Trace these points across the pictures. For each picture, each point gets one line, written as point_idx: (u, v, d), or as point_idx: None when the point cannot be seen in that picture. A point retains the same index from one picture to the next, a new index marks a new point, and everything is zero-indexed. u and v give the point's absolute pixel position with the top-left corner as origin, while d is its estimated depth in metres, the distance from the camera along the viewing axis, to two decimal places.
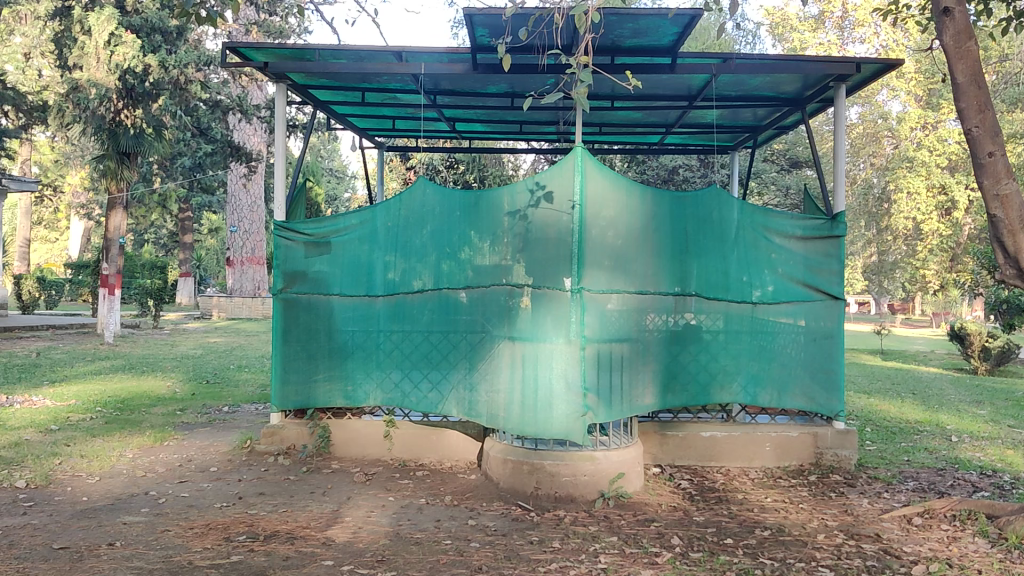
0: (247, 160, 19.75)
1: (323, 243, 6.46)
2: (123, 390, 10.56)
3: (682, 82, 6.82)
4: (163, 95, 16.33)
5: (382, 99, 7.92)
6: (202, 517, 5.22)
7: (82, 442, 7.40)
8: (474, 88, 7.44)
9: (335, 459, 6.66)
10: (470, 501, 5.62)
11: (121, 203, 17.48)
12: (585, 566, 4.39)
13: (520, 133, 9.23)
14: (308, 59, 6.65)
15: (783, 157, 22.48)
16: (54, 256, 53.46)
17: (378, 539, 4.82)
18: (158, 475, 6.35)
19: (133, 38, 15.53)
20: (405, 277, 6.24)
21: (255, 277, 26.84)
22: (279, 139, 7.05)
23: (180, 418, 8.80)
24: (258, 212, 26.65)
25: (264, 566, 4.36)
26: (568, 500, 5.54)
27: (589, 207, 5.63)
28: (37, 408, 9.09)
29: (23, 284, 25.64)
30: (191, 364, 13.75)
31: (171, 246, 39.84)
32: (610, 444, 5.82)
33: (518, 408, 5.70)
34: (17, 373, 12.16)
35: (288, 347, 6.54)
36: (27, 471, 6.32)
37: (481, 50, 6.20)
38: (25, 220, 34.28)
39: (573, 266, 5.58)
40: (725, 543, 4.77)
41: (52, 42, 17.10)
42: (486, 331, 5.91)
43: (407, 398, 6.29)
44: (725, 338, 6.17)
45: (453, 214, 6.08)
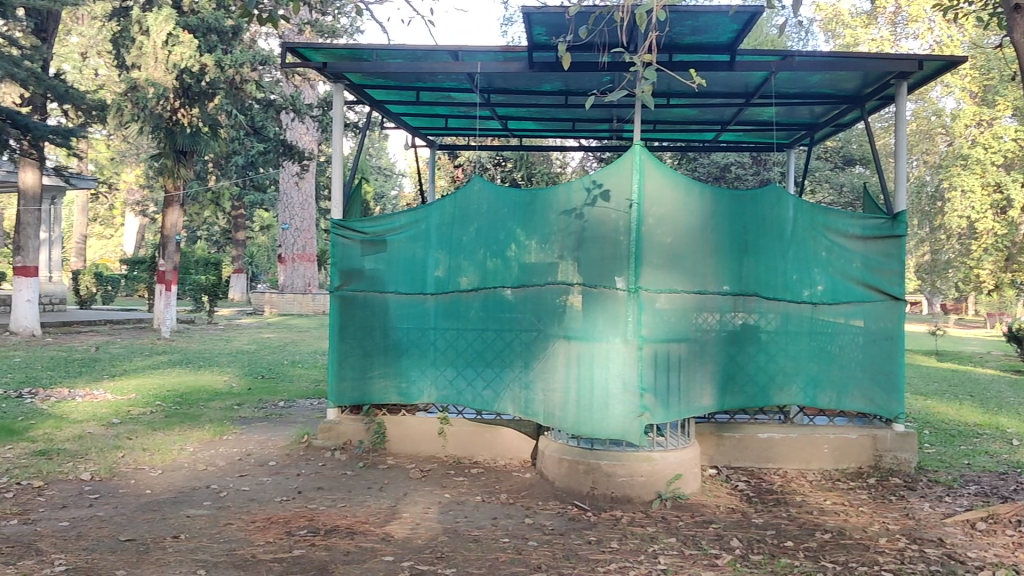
0: (300, 159, 19.97)
1: (379, 241, 6.51)
2: (181, 385, 10.76)
3: (740, 78, 6.76)
4: (219, 94, 16.65)
5: (436, 98, 7.95)
6: (264, 511, 5.29)
7: (144, 435, 7.55)
8: (529, 86, 7.44)
9: (390, 455, 6.70)
10: (525, 500, 5.62)
11: (177, 200, 17.74)
12: (644, 566, 4.39)
13: (573, 131, 9.22)
14: (364, 59, 6.69)
15: (836, 156, 22.36)
16: (110, 253, 54.75)
17: (436, 536, 4.84)
18: (219, 469, 6.46)
19: (190, 38, 15.75)
20: (457, 276, 6.28)
21: (306, 274, 27.23)
22: (336, 138, 7.11)
23: (237, 412, 8.94)
24: (309, 210, 26.88)
25: (326, 561, 4.41)
26: (625, 501, 5.53)
27: (646, 206, 5.60)
28: (100, 402, 9.29)
29: (82, 279, 26.18)
30: (245, 359, 13.96)
31: (223, 242, 40.42)
32: (667, 444, 5.79)
33: (574, 408, 5.71)
34: (78, 367, 12.44)
35: (344, 344, 6.61)
36: (91, 464, 6.46)
37: (538, 49, 6.20)
38: (83, 217, 35.05)
39: (630, 265, 5.57)
40: (785, 546, 4.73)
41: (111, 43, 17.44)
42: (541, 330, 5.92)
43: (461, 396, 6.31)
44: (784, 339, 6.11)
45: (507, 212, 6.09)
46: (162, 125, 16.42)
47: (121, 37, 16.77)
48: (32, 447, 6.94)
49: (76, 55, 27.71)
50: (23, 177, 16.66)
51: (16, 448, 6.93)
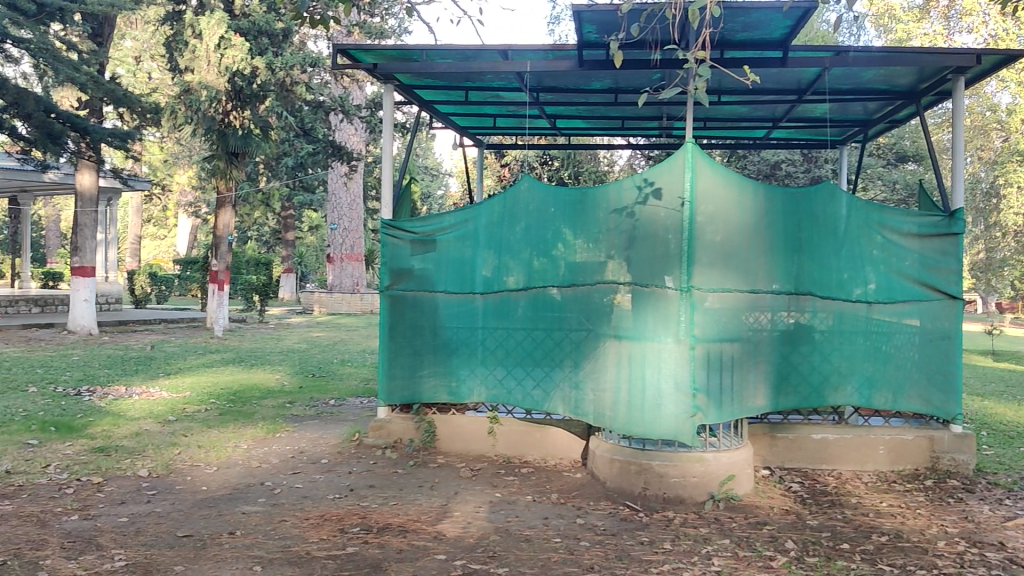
0: (349, 160, 20.14)
1: (429, 241, 6.54)
2: (234, 383, 10.92)
3: (793, 75, 6.68)
4: (270, 96, 16.82)
5: (485, 97, 7.97)
6: (317, 508, 5.34)
7: (199, 432, 7.67)
8: (577, 85, 7.43)
9: (441, 454, 6.73)
10: (576, 500, 5.61)
11: (229, 201, 17.96)
12: (698, 568, 4.35)
13: (622, 129, 9.19)
14: (415, 59, 6.73)
15: (889, 152, 22.06)
16: (164, 254, 55.71)
17: (488, 534, 4.86)
18: (272, 466, 6.53)
19: (242, 41, 15.96)
20: (507, 276, 6.30)
21: (354, 274, 27.45)
22: (386, 138, 7.16)
23: (289, 410, 9.04)
24: (357, 210, 27.22)
25: (379, 559, 4.44)
26: (677, 502, 5.49)
27: (699, 204, 5.55)
28: (155, 399, 9.45)
29: (136, 280, 26.64)
30: (295, 358, 14.12)
31: (273, 242, 40.90)
32: (720, 445, 5.73)
33: (625, 408, 5.68)
34: (134, 365, 12.67)
35: (394, 343, 6.65)
36: (149, 460, 6.58)
37: (588, 47, 6.19)
38: (137, 218, 35.68)
39: (683, 264, 5.52)
40: (842, 548, 4.66)
41: (164, 46, 17.72)
42: (591, 330, 5.90)
43: (511, 395, 6.32)
44: (839, 339, 6.03)
45: (558, 211, 6.08)
46: (215, 127, 16.65)
47: (175, 41, 17.04)
48: (90, 444, 7.08)
49: (131, 59, 28.20)
50: (80, 179, 16.98)
51: (75, 445, 7.07)
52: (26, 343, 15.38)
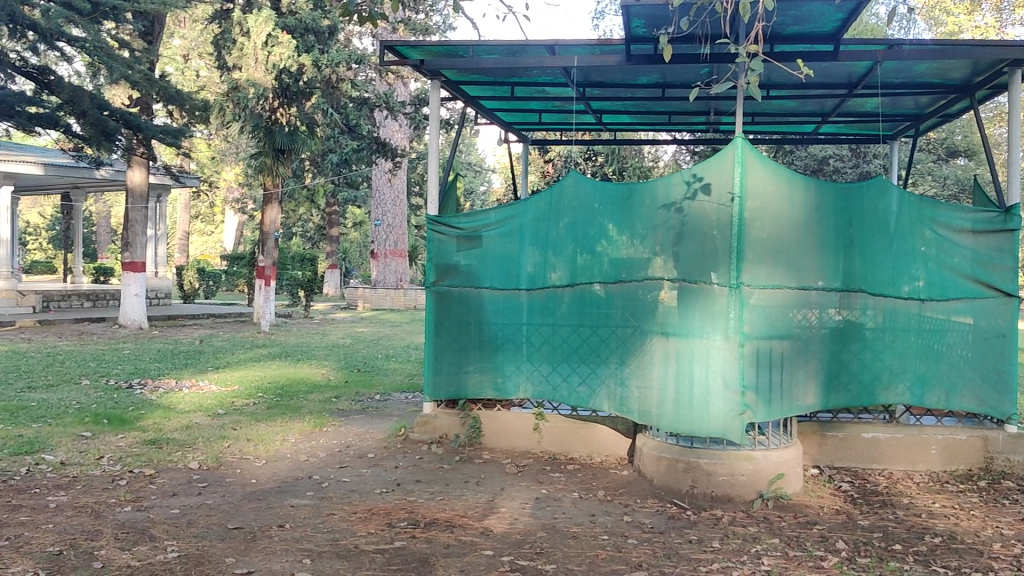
0: (393, 156, 20.24)
1: (474, 237, 6.55)
2: (281, 377, 11.04)
3: (843, 69, 6.60)
4: (316, 93, 16.96)
5: (531, 93, 7.96)
6: (364, 502, 5.39)
7: (248, 426, 7.77)
8: (624, 80, 7.40)
9: (486, 450, 6.74)
10: (623, 497, 5.59)
11: (275, 198, 18.09)
12: (748, 567, 4.31)
13: (668, 124, 9.15)
14: (461, 56, 6.74)
15: (940, 147, 21.73)
16: (210, 250, 56.40)
17: (535, 531, 4.86)
18: (320, 460, 6.59)
19: (289, 39, 16.13)
20: (552, 272, 6.29)
21: (398, 270, 27.57)
22: (432, 134, 7.17)
23: (335, 404, 9.11)
24: (400, 206, 27.44)
25: (426, 553, 4.46)
26: (726, 501, 5.45)
27: (749, 200, 5.49)
28: (204, 393, 9.58)
29: (185, 275, 27.02)
30: (341, 353, 14.21)
31: (318, 239, 41.25)
32: (769, 444, 5.66)
33: (672, 406, 5.65)
34: (184, 359, 12.86)
35: (439, 339, 6.69)
36: (199, 453, 6.67)
37: (636, 41, 6.15)
38: (185, 215, 36.19)
39: (732, 260, 5.46)
40: (894, 549, 4.59)
41: (212, 45, 17.99)
42: (636, 326, 5.87)
43: (557, 391, 6.30)
44: (890, 337, 5.94)
45: (604, 206, 6.04)
46: (262, 124, 16.83)
47: (223, 39, 17.26)
48: (142, 437, 7.20)
49: (179, 58, 28.61)
50: (131, 176, 17.24)
51: (128, 437, 7.19)
52: (79, 336, 15.66)
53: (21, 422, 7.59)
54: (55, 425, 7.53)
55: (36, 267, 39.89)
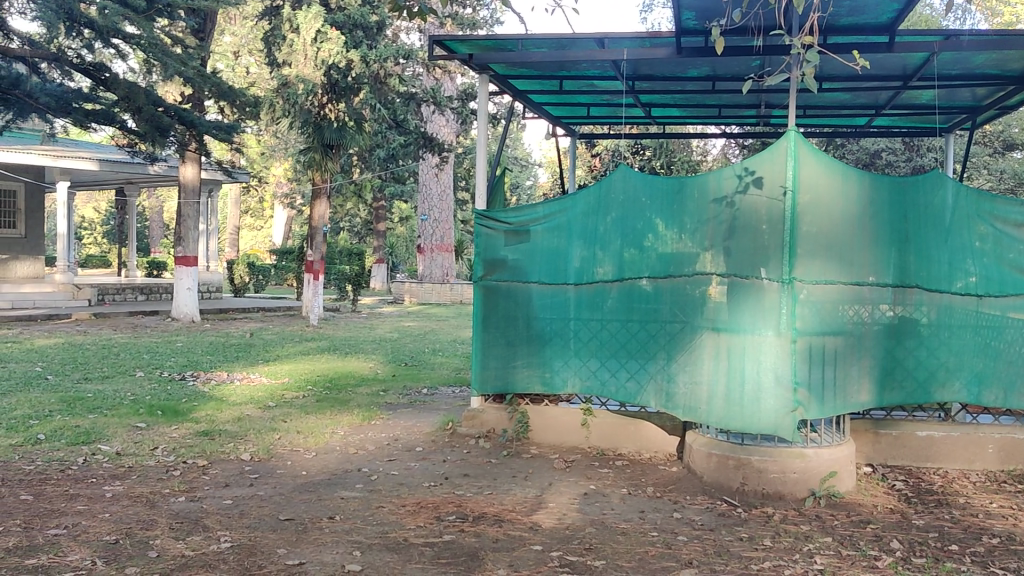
0: (440, 151, 20.29)
1: (523, 231, 6.56)
2: (330, 370, 11.14)
3: (898, 60, 6.49)
4: (364, 89, 17.04)
5: (579, 86, 7.93)
6: (414, 495, 5.41)
7: (298, 418, 7.85)
8: (674, 72, 7.34)
9: (534, 444, 6.74)
10: (673, 494, 5.56)
11: (324, 193, 18.21)
12: (800, 566, 4.26)
13: (718, 117, 9.08)
14: (510, 49, 6.73)
15: (997, 141, 21.29)
16: (258, 243, 57.00)
17: (584, 527, 4.84)
18: (369, 453, 6.64)
19: (338, 35, 16.24)
20: (600, 268, 6.26)
21: (444, 264, 27.69)
22: (481, 129, 7.16)
23: (383, 398, 9.17)
24: (447, 201, 27.52)
25: (476, 548, 4.47)
26: (777, 498, 5.39)
27: (802, 193, 5.41)
28: (255, 385, 9.71)
29: (236, 269, 27.38)
30: (388, 347, 14.30)
31: (365, 233, 41.51)
32: (821, 441, 5.59)
33: (722, 402, 5.60)
34: (235, 352, 13.03)
35: (487, 334, 6.71)
36: (251, 445, 6.76)
37: (687, 34, 6.09)
38: (235, 210, 36.64)
39: (784, 254, 5.40)
40: (950, 550, 4.51)
41: (262, 41, 18.17)
42: (685, 322, 5.81)
43: (605, 387, 6.26)
44: (946, 333, 5.81)
45: (654, 200, 5.99)
46: (311, 119, 16.96)
47: (273, 35, 17.45)
48: (195, 428, 7.31)
49: (230, 54, 28.96)
50: (183, 171, 17.49)
51: (181, 428, 7.31)
52: (133, 329, 15.94)
53: (77, 413, 7.75)
54: (111, 416, 7.67)
55: (91, 261, 40.72)
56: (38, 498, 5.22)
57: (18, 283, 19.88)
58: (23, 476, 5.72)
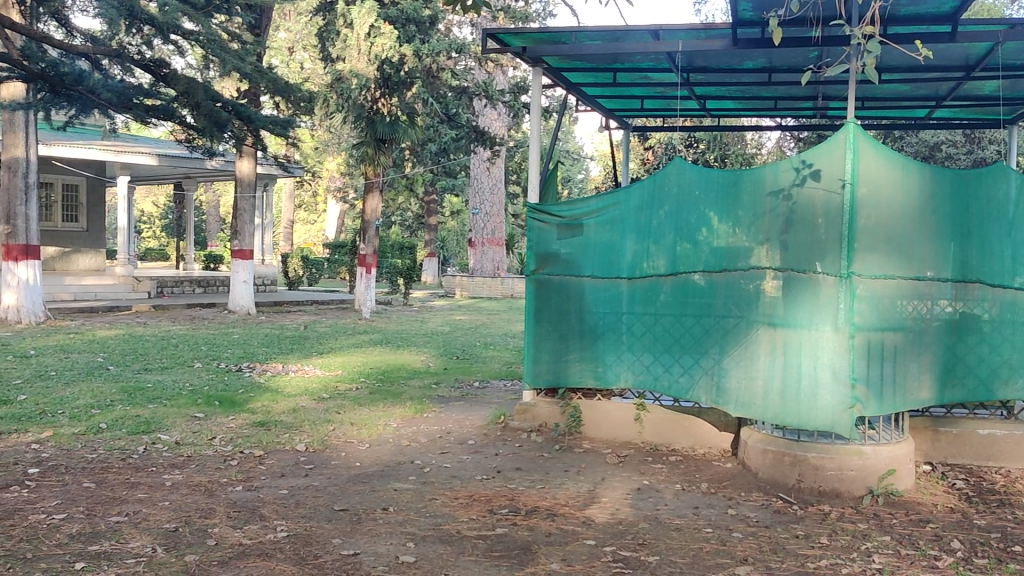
0: (491, 145, 20.30)
1: (576, 225, 6.56)
2: (382, 363, 11.23)
3: (960, 51, 6.36)
4: (417, 83, 17.11)
5: (633, 78, 7.88)
6: (466, 488, 5.44)
7: (352, 410, 7.93)
8: (730, 64, 7.27)
9: (587, 439, 6.73)
10: (727, 490, 5.52)
11: (376, 187, 18.33)
12: (858, 565, 4.19)
13: (773, 109, 8.98)
14: (564, 42, 6.71)
15: None
16: (311, 237, 57.60)
17: (637, 522, 4.83)
18: (422, 445, 6.68)
19: (391, 29, 16.32)
20: (653, 262, 6.23)
21: (495, 258, 27.74)
22: (534, 122, 7.15)
23: (435, 391, 9.22)
24: (498, 195, 27.56)
25: (529, 541, 4.48)
26: (834, 496, 5.32)
27: (862, 186, 5.32)
28: (309, 377, 9.82)
29: (290, 262, 27.70)
30: (439, 340, 14.36)
31: (416, 227, 41.74)
32: (880, 438, 5.50)
33: (777, 398, 5.55)
34: (289, 344, 13.18)
35: (540, 328, 6.72)
36: (306, 435, 6.85)
37: (743, 25, 6.02)
38: (289, 204, 37.05)
39: (842, 248, 5.33)
40: (1013, 551, 4.40)
41: (317, 37, 18.35)
42: (740, 316, 5.76)
43: (658, 381, 6.22)
44: (1009, 330, 5.67)
45: (708, 193, 5.93)
46: (364, 114, 17.09)
47: (327, 30, 17.62)
48: (252, 418, 7.43)
49: (284, 50, 29.29)
50: (240, 166, 17.73)
51: (238, 419, 7.42)
52: (190, 321, 16.21)
53: (138, 403, 7.92)
54: (170, 406, 7.82)
55: (150, 255, 41.49)
56: (100, 486, 5.34)
57: (81, 275, 20.34)
58: (86, 464, 5.85)
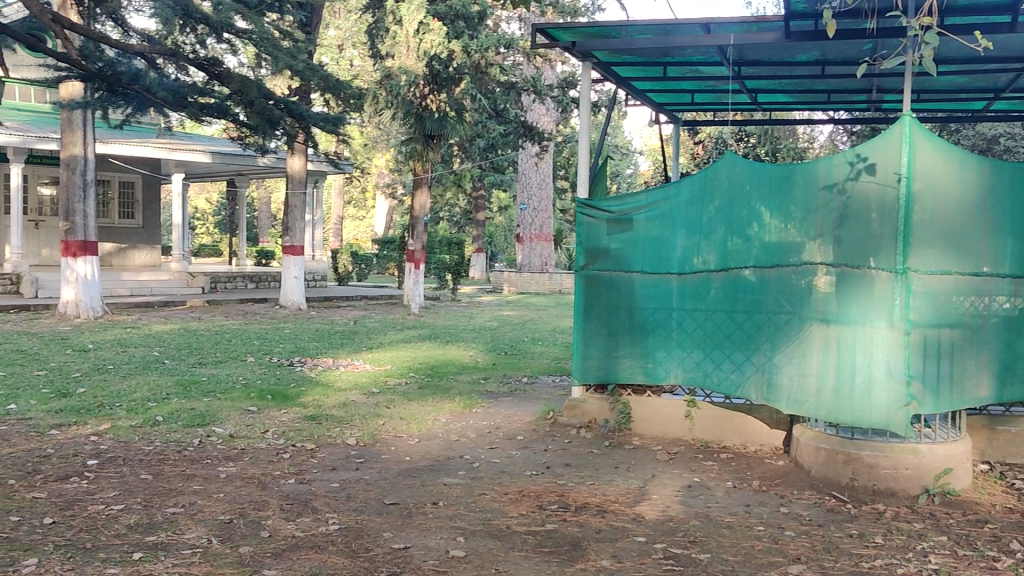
0: (540, 139, 20.29)
1: (625, 220, 6.53)
2: (431, 358, 11.30)
3: (1020, 41, 6.22)
4: (465, 79, 17.14)
5: (684, 72, 7.83)
6: (515, 484, 5.45)
7: (401, 404, 7.98)
8: (782, 57, 7.18)
9: (637, 435, 6.70)
10: (779, 488, 5.46)
11: (425, 183, 18.42)
12: (914, 565, 4.13)
13: (826, 102, 8.85)
14: (614, 36, 6.68)
15: None
16: (360, 233, 58.03)
17: (689, 519, 4.80)
18: (471, 440, 6.71)
19: (440, 26, 16.36)
20: (704, 258, 6.18)
21: (543, 254, 27.74)
22: (583, 117, 7.13)
23: (484, 386, 9.25)
24: (546, 190, 27.55)
25: (579, 537, 4.48)
26: (888, 495, 5.24)
27: (918, 179, 5.21)
28: (359, 372, 9.91)
29: (340, 258, 27.95)
30: (488, 336, 14.40)
31: (464, 223, 41.88)
32: (937, 437, 5.41)
33: (831, 394, 5.48)
34: (340, 339, 13.31)
35: (589, 324, 6.70)
36: (356, 429, 6.91)
37: (796, 18, 5.93)
38: (339, 200, 37.36)
39: (898, 243, 5.23)
40: None
41: (366, 34, 18.48)
42: (792, 312, 5.70)
43: (708, 378, 6.17)
44: None
45: (761, 188, 5.87)
46: (413, 110, 17.17)
47: (377, 28, 17.75)
48: (303, 412, 7.51)
49: (334, 47, 29.53)
50: (291, 163, 17.93)
51: (290, 412, 7.52)
52: (243, 316, 16.43)
53: (193, 396, 8.05)
54: (224, 399, 7.94)
55: (203, 251, 42.14)
56: (157, 478, 5.44)
57: (138, 271, 20.72)
58: (144, 456, 5.97)
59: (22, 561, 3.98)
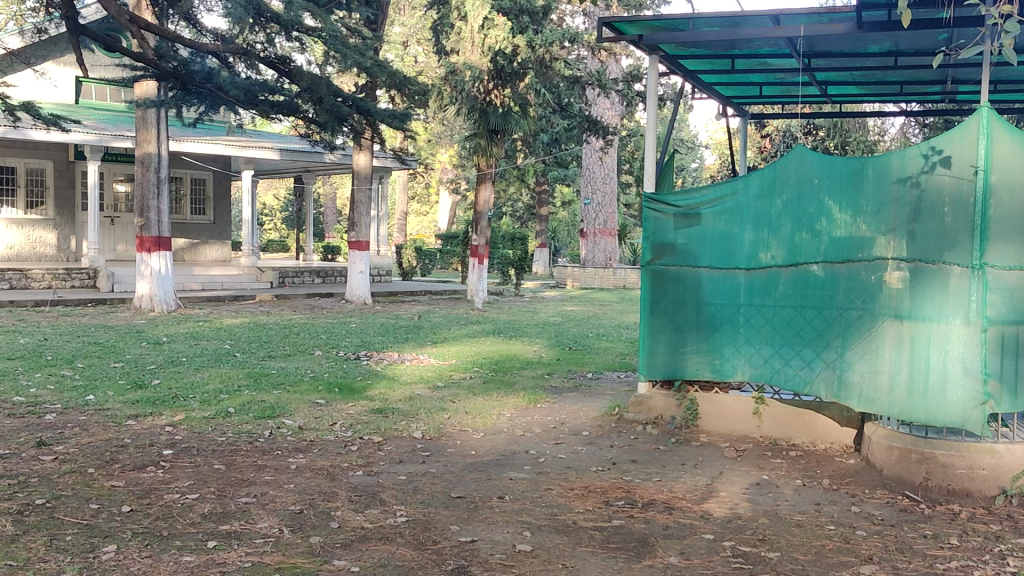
0: (604, 134, 20.18)
1: (693, 214, 6.48)
2: (495, 353, 11.33)
3: None
4: (529, 74, 17.10)
5: (752, 64, 7.72)
6: (581, 479, 5.44)
7: (466, 399, 8.03)
8: (854, 48, 7.04)
9: (704, 432, 6.64)
10: (851, 487, 5.37)
11: (488, 178, 18.50)
12: (990, 567, 4.03)
13: (899, 94, 8.67)
14: (681, 29, 6.60)
15: None
16: (423, 228, 58.44)
17: (758, 517, 4.74)
18: (536, 435, 6.72)
19: (505, 21, 16.40)
20: (773, 252, 6.12)
21: (606, 248, 27.64)
22: (650, 111, 7.07)
23: (548, 381, 9.26)
24: (611, 184, 27.42)
25: (646, 534, 4.46)
26: (964, 495, 5.11)
27: (995, 173, 5.08)
28: (424, 366, 9.99)
29: (404, 253, 28.09)
30: (551, 331, 14.39)
31: (527, 218, 41.92)
32: (1014, 437, 5.27)
33: (904, 392, 5.35)
34: (404, 333, 13.41)
35: (655, 319, 6.65)
36: (422, 423, 6.96)
37: (869, 8, 5.79)
38: (403, 195, 37.66)
39: (974, 238, 5.08)
40: None
41: (430, 29, 18.58)
42: (864, 308, 5.60)
43: (776, 375, 6.09)
44: None
45: (832, 180, 5.78)
46: (477, 105, 17.20)
47: (442, 23, 17.83)
48: (370, 405, 7.60)
49: (399, 44, 29.73)
50: (356, 159, 18.12)
51: (357, 405, 7.61)
52: (310, 310, 16.70)
53: (263, 388, 8.20)
54: (292, 391, 8.08)
55: (270, 245, 42.80)
56: (230, 468, 5.55)
57: (208, 265, 21.15)
58: (216, 446, 6.10)
59: (102, 547, 4.10)
